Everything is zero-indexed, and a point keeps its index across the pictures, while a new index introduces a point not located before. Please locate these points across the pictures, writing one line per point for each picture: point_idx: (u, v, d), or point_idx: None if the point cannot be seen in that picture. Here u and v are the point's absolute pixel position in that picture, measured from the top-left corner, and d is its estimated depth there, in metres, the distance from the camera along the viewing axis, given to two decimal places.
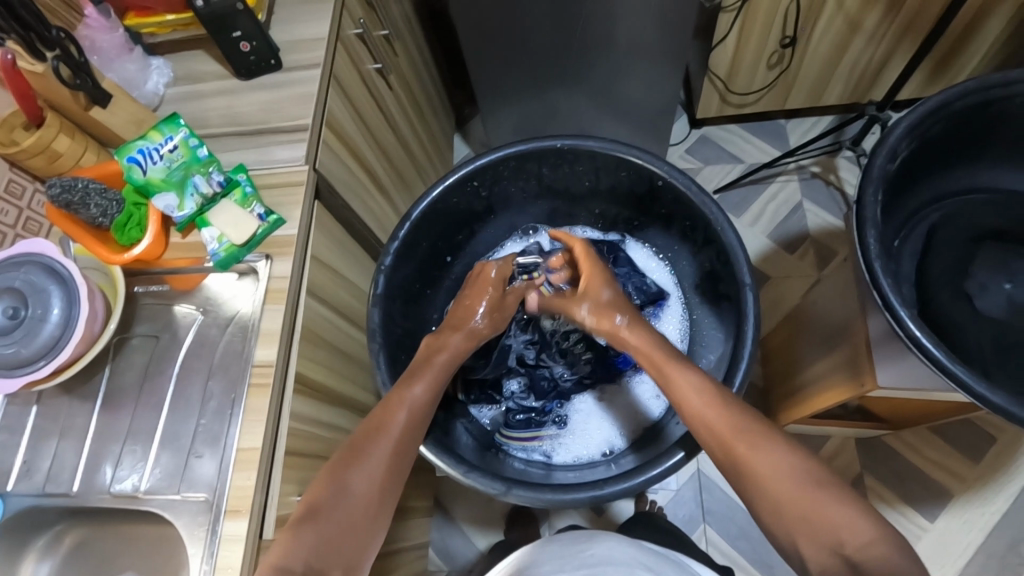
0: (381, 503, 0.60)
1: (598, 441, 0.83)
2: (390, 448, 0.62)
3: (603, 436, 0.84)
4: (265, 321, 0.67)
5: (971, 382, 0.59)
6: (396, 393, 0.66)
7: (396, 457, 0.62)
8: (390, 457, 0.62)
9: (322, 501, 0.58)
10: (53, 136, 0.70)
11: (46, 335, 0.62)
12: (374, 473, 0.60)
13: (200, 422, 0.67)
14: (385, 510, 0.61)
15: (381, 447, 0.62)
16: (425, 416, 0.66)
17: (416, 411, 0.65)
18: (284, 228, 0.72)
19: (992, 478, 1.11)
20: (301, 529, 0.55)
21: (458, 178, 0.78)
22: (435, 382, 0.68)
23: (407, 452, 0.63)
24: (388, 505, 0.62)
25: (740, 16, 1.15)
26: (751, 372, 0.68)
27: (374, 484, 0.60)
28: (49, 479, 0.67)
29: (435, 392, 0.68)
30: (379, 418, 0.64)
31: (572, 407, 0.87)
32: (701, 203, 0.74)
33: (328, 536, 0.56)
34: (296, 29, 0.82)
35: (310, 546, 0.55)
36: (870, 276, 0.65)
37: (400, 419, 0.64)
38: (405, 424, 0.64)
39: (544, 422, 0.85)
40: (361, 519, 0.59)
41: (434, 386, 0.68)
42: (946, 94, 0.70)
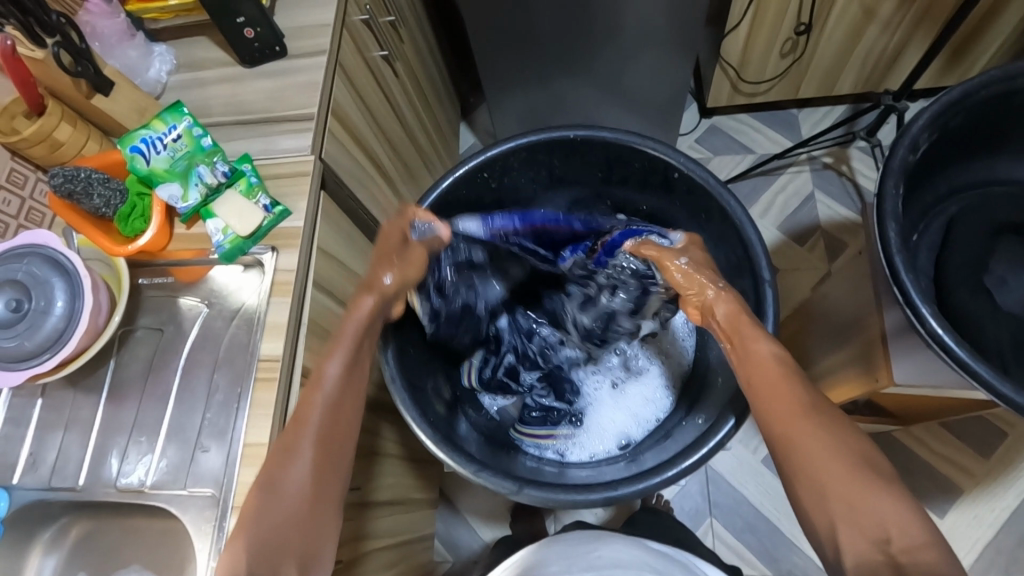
0: (321, 492, 0.58)
1: (615, 429, 0.83)
2: (313, 442, 0.58)
3: (621, 425, 0.83)
4: (272, 313, 0.67)
5: (992, 381, 0.58)
6: (313, 376, 0.62)
7: (325, 448, 0.59)
8: (316, 447, 0.58)
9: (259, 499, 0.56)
10: (54, 125, 0.68)
11: (50, 328, 0.61)
12: (305, 463, 0.57)
13: (207, 416, 0.66)
14: (327, 503, 0.58)
15: (300, 446, 0.58)
16: (343, 398, 0.61)
17: (329, 403, 0.60)
18: (290, 219, 0.71)
19: (1002, 473, 1.10)
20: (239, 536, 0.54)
21: (469, 170, 0.76)
22: (349, 358, 0.63)
23: (340, 437, 0.60)
24: (331, 499, 0.58)
25: (753, 3, 1.12)
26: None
27: (309, 474, 0.57)
28: (54, 472, 0.67)
29: (354, 367, 0.63)
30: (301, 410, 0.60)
31: (588, 392, 0.87)
32: (718, 196, 0.72)
33: (268, 535, 0.55)
34: (301, 15, 0.80)
35: (252, 549, 0.54)
36: (890, 271, 0.64)
37: (320, 404, 0.60)
38: (325, 408, 0.60)
39: (558, 420, 0.84)
40: (300, 515, 0.56)
41: (349, 365, 0.63)
42: (970, 84, 0.68)
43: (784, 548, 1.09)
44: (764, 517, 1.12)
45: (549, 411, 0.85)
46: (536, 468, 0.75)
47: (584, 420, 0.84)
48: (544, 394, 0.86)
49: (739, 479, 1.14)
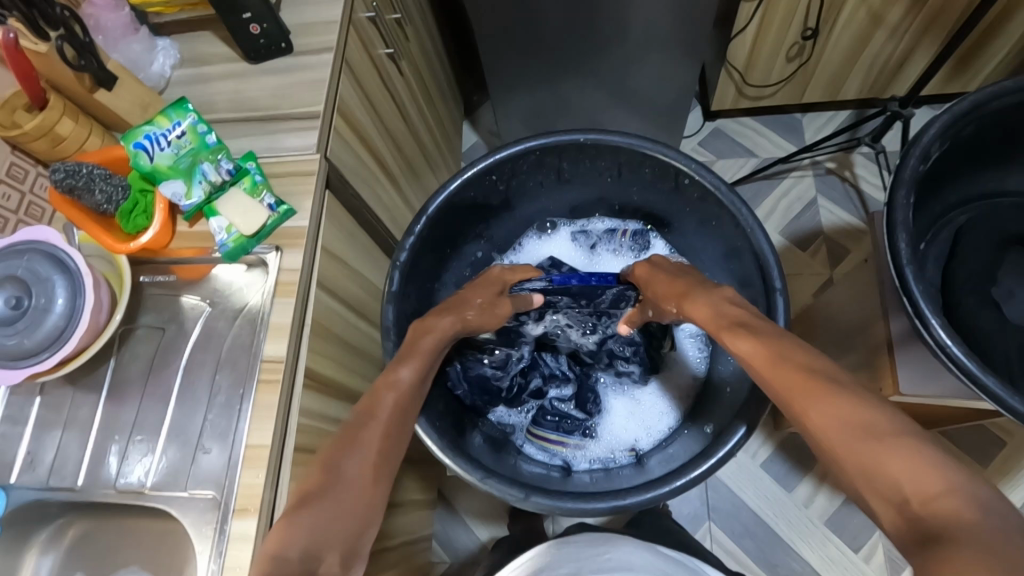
0: (376, 491, 0.57)
1: (625, 436, 0.83)
2: (374, 435, 0.59)
3: (632, 433, 0.83)
4: (275, 314, 0.66)
5: (1002, 394, 0.57)
6: (384, 377, 0.64)
7: (387, 443, 0.60)
8: (376, 439, 0.59)
9: (320, 486, 0.55)
10: (56, 119, 0.67)
11: (51, 326, 0.61)
12: (366, 460, 0.57)
13: (209, 417, 0.65)
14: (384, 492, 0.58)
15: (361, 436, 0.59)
16: (405, 401, 0.63)
17: (391, 410, 0.61)
18: (294, 219, 0.70)
19: (1000, 481, 1.10)
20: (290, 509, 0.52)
21: (478, 172, 0.75)
22: (425, 365, 0.66)
23: (398, 436, 0.61)
24: (384, 485, 0.58)
25: (761, 7, 1.12)
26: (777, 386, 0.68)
27: (366, 469, 0.57)
28: (54, 471, 0.66)
29: (425, 374, 0.66)
30: (363, 410, 0.61)
31: (605, 401, 0.87)
32: (729, 203, 0.71)
33: (330, 515, 0.53)
34: (307, 11, 0.80)
35: (310, 527, 0.51)
36: (900, 282, 0.63)
37: (388, 402, 0.62)
38: (393, 406, 0.62)
39: (572, 429, 0.84)
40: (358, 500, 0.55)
41: (424, 369, 0.66)
42: (983, 94, 0.67)
43: (782, 553, 1.09)
44: (762, 522, 1.12)
45: (565, 417, 0.84)
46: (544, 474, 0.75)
47: (599, 427, 0.84)
48: (562, 398, 0.86)
49: (738, 484, 1.14)
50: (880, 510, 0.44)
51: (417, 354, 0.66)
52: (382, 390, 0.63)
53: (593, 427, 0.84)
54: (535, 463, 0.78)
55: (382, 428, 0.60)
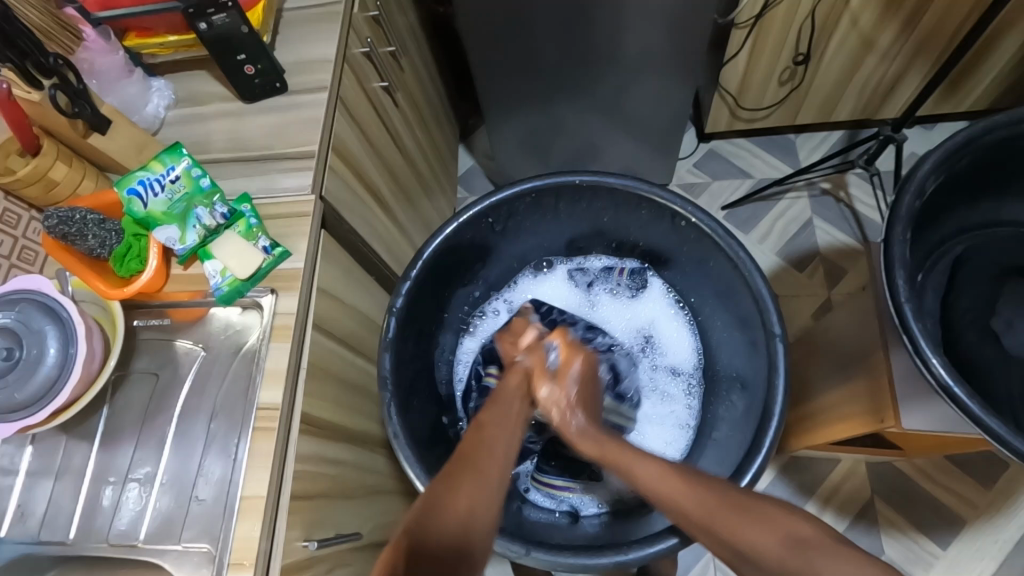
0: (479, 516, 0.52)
1: (658, 445, 0.83)
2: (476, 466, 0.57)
3: (662, 442, 0.83)
4: (270, 358, 0.65)
5: (1005, 436, 0.57)
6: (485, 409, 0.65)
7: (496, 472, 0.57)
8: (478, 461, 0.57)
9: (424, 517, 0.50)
10: (49, 165, 0.67)
11: (43, 377, 0.60)
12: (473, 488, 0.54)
13: (203, 466, 0.64)
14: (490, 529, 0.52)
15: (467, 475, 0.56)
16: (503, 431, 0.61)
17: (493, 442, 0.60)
18: (290, 261, 0.70)
19: (1005, 505, 1.09)
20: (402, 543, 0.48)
21: (474, 215, 0.76)
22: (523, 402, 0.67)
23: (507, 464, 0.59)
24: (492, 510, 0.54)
25: (752, 33, 1.13)
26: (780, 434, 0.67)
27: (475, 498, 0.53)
28: (45, 524, 0.64)
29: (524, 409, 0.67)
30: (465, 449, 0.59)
31: None
32: (727, 247, 0.72)
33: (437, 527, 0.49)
34: (302, 49, 0.80)
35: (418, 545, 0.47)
36: (899, 320, 0.63)
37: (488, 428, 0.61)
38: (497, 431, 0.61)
39: (579, 471, 0.80)
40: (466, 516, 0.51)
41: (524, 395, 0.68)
42: (976, 129, 0.68)
43: None
44: None
45: (572, 461, 0.81)
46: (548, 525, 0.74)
47: (609, 467, 0.80)
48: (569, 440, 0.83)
49: None
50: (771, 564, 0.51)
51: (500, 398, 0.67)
52: (487, 412, 0.63)
53: (603, 467, 0.80)
54: (541, 509, 0.76)
55: (489, 458, 0.58)
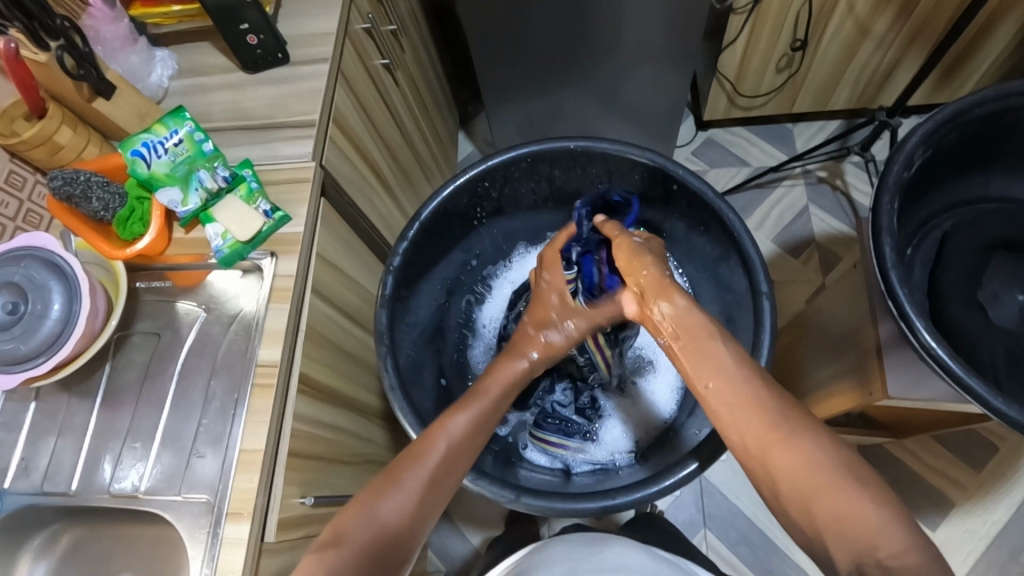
0: (407, 533, 0.55)
1: (625, 437, 0.84)
2: (418, 491, 0.57)
3: (632, 435, 0.84)
4: (269, 320, 0.66)
5: (986, 395, 0.58)
6: (438, 424, 0.61)
7: (424, 492, 0.57)
8: (424, 482, 0.57)
9: (355, 523, 0.54)
10: (55, 128, 0.68)
11: (46, 331, 0.61)
12: (405, 504, 0.56)
13: (202, 423, 0.65)
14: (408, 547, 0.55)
15: (407, 487, 0.56)
16: (469, 440, 0.61)
17: (448, 450, 0.60)
18: (290, 225, 0.71)
19: (994, 486, 1.11)
20: (336, 551, 0.52)
21: (470, 179, 0.78)
22: (481, 415, 0.62)
23: (445, 480, 0.59)
24: (418, 537, 0.56)
25: (750, 19, 1.14)
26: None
27: (405, 513, 0.56)
28: (47, 477, 0.66)
29: (481, 422, 0.62)
30: (419, 446, 0.60)
31: (606, 407, 0.87)
32: (717, 209, 0.74)
33: (358, 557, 0.52)
34: (303, 22, 0.81)
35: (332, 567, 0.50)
36: (885, 285, 0.64)
37: (439, 446, 0.60)
38: (438, 455, 0.59)
39: (574, 432, 0.83)
40: (389, 535, 0.54)
41: (480, 418, 0.62)
42: (964, 102, 0.69)
43: (777, 560, 1.09)
44: (758, 529, 1.12)
45: (566, 421, 0.83)
46: (542, 480, 0.77)
47: (600, 431, 0.85)
48: (564, 403, 0.86)
49: (735, 492, 1.14)
50: (841, 551, 0.47)
51: (472, 404, 0.62)
52: (456, 415, 0.61)
53: (594, 430, 0.84)
54: (539, 471, 0.79)
55: (426, 487, 0.57)
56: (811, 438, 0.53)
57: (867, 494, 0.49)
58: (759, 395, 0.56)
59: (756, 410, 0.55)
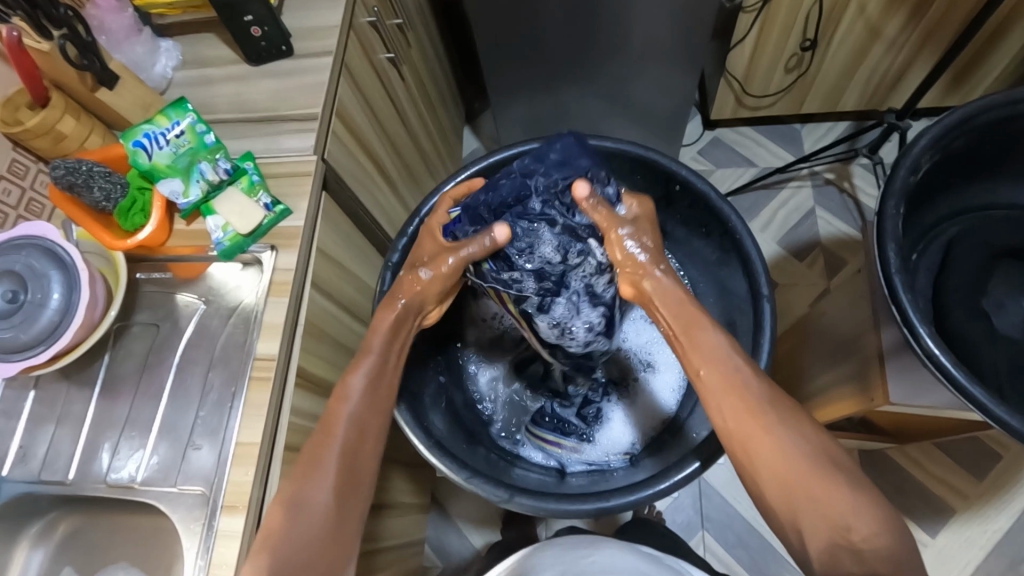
0: (342, 513, 0.57)
1: (621, 440, 0.84)
2: (338, 471, 0.58)
3: (626, 437, 0.84)
4: (268, 313, 0.66)
5: (987, 404, 0.58)
6: (337, 392, 0.61)
7: (346, 470, 0.58)
8: (341, 461, 0.58)
9: (281, 523, 0.55)
10: (57, 117, 0.68)
11: (46, 321, 0.61)
12: (327, 485, 0.57)
13: (199, 415, 0.66)
14: (349, 528, 0.58)
15: (320, 472, 0.57)
16: (373, 406, 0.61)
17: (352, 420, 0.60)
18: (290, 219, 0.71)
19: (996, 495, 1.10)
20: (263, 559, 0.53)
21: (471, 175, 0.77)
22: (376, 369, 0.63)
23: (362, 453, 0.60)
24: (354, 516, 0.58)
25: (759, 18, 1.13)
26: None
27: (331, 496, 0.57)
28: (45, 465, 0.66)
29: (380, 378, 0.63)
30: (327, 421, 0.60)
31: (604, 412, 0.87)
32: (720, 210, 0.73)
33: (296, 553, 0.54)
34: (308, 15, 0.81)
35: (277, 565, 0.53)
36: (888, 291, 0.63)
37: (341, 412, 0.60)
38: (344, 429, 0.59)
39: (569, 433, 0.84)
40: (324, 521, 0.56)
41: (376, 372, 0.63)
42: (973, 107, 0.68)
43: (774, 563, 1.09)
44: (756, 532, 1.11)
45: (563, 421, 0.85)
46: (536, 476, 0.75)
47: (598, 433, 0.85)
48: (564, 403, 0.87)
49: (734, 494, 1.13)
50: (818, 538, 0.51)
51: (365, 360, 0.63)
52: (351, 376, 0.62)
53: (591, 433, 0.85)
54: (537, 467, 0.78)
55: (337, 462, 0.58)
56: (796, 431, 0.55)
57: (845, 482, 0.52)
58: (744, 383, 0.58)
59: (745, 405, 0.57)
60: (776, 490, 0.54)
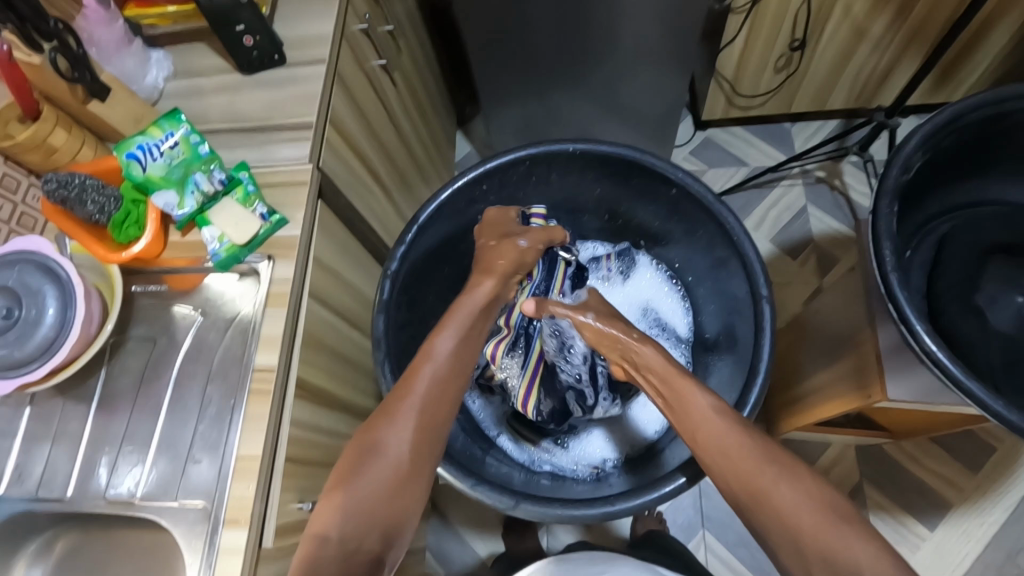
0: (416, 468, 0.56)
1: (594, 455, 0.83)
2: (416, 424, 0.58)
3: (602, 453, 0.84)
4: (266, 323, 0.66)
5: (987, 400, 0.58)
6: (425, 348, 0.62)
7: (423, 425, 0.58)
8: (418, 414, 0.58)
9: (357, 465, 0.55)
10: (48, 131, 0.67)
11: (41, 337, 0.61)
12: (407, 432, 0.57)
13: (199, 427, 0.65)
14: (417, 484, 0.56)
15: (401, 419, 0.58)
16: (456, 367, 0.61)
17: (437, 378, 0.60)
18: (286, 229, 0.70)
19: (991, 488, 1.11)
20: (330, 521, 0.53)
21: (467, 182, 0.77)
22: (464, 326, 0.63)
23: (442, 408, 0.60)
24: (422, 479, 0.57)
25: (748, 19, 1.13)
26: (766, 389, 0.68)
27: (408, 446, 0.57)
28: (42, 483, 0.65)
29: (467, 335, 0.64)
30: (396, 398, 0.59)
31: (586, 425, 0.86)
32: (716, 212, 0.74)
33: (362, 502, 0.54)
34: (300, 24, 0.81)
35: (345, 507, 0.53)
36: (885, 289, 0.64)
37: (424, 369, 0.61)
38: (428, 383, 0.60)
39: (545, 433, 0.84)
40: (396, 477, 0.55)
41: (464, 330, 0.63)
42: (963, 104, 0.69)
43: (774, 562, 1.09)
44: None
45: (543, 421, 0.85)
46: (522, 480, 0.76)
47: (572, 441, 0.84)
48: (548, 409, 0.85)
49: None
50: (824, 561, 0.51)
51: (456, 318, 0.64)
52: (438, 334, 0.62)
53: (566, 439, 0.84)
54: (514, 468, 0.79)
55: (423, 410, 0.58)
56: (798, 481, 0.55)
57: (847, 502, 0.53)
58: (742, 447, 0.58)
59: (749, 461, 0.57)
60: (795, 506, 0.54)
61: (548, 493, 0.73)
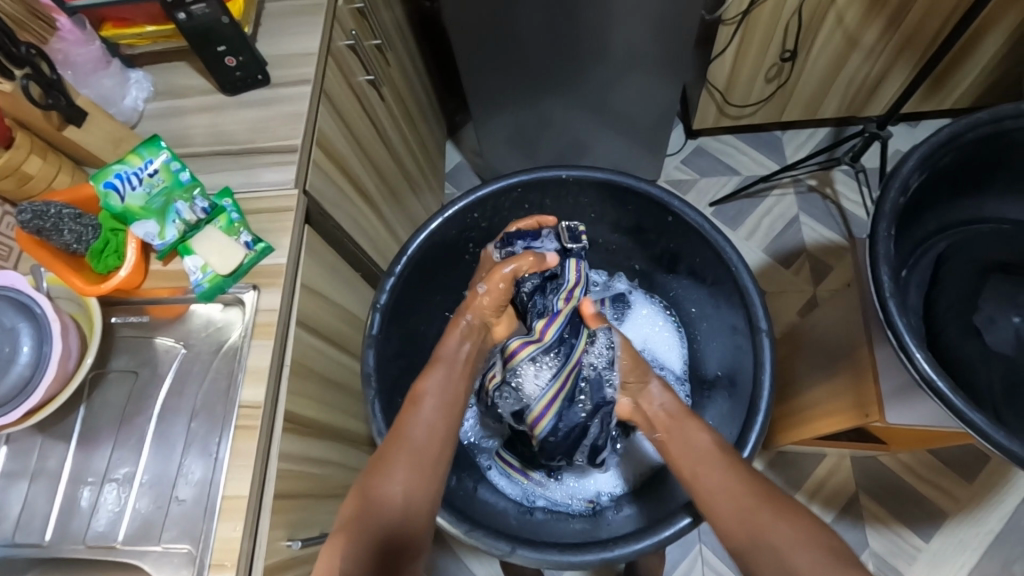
0: (415, 507, 0.62)
1: (589, 486, 0.82)
2: (405, 464, 0.64)
3: (598, 485, 0.82)
4: (252, 356, 0.64)
5: (988, 429, 0.57)
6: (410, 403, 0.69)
7: (418, 465, 0.64)
8: (408, 455, 0.65)
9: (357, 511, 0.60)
10: (23, 158, 0.65)
11: (16, 376, 0.58)
12: (400, 473, 0.63)
13: (183, 464, 0.63)
14: (415, 519, 0.62)
15: (397, 462, 0.64)
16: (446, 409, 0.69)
17: (427, 423, 0.67)
18: (272, 257, 0.68)
19: (986, 497, 1.11)
20: (341, 539, 0.58)
21: (459, 209, 0.76)
22: (450, 375, 0.71)
23: (438, 449, 0.67)
24: (421, 512, 0.62)
25: (740, 29, 1.12)
26: (766, 426, 0.68)
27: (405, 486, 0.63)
28: (19, 527, 0.63)
29: (450, 389, 0.71)
30: (397, 433, 0.67)
31: None
32: (714, 240, 0.73)
33: (362, 542, 0.58)
34: (284, 42, 0.79)
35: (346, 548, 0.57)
36: (884, 315, 0.63)
37: (412, 417, 0.68)
38: (419, 431, 0.66)
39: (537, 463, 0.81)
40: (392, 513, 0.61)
41: (451, 381, 0.71)
42: (958, 125, 0.69)
43: None
44: None
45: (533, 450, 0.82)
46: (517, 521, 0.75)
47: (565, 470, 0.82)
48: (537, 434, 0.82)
49: None
50: None
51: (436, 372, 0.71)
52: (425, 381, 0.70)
53: (558, 471, 0.82)
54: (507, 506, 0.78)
55: (418, 453, 0.65)
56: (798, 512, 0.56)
57: None
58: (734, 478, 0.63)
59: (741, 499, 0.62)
60: None
61: (544, 536, 0.72)
